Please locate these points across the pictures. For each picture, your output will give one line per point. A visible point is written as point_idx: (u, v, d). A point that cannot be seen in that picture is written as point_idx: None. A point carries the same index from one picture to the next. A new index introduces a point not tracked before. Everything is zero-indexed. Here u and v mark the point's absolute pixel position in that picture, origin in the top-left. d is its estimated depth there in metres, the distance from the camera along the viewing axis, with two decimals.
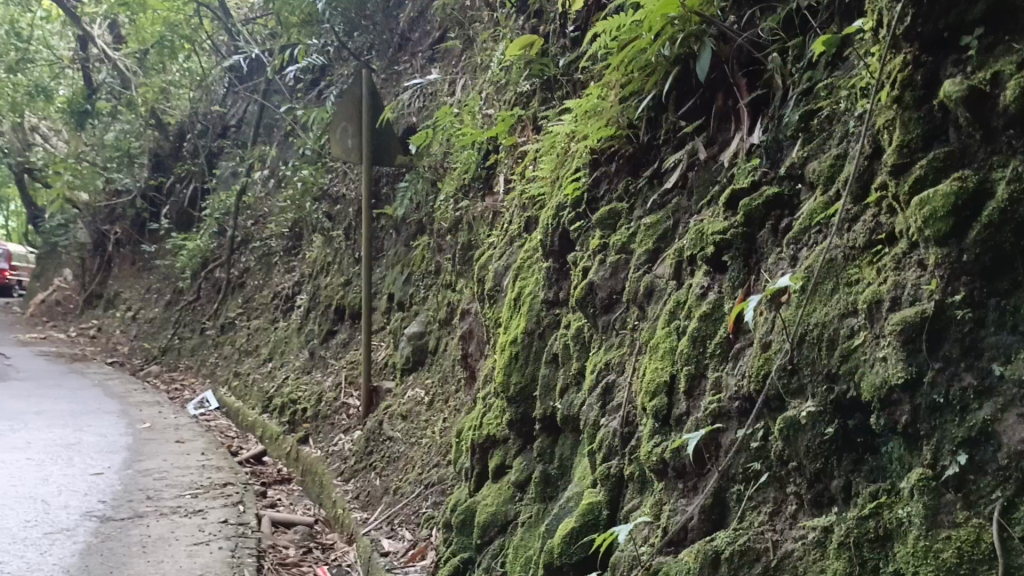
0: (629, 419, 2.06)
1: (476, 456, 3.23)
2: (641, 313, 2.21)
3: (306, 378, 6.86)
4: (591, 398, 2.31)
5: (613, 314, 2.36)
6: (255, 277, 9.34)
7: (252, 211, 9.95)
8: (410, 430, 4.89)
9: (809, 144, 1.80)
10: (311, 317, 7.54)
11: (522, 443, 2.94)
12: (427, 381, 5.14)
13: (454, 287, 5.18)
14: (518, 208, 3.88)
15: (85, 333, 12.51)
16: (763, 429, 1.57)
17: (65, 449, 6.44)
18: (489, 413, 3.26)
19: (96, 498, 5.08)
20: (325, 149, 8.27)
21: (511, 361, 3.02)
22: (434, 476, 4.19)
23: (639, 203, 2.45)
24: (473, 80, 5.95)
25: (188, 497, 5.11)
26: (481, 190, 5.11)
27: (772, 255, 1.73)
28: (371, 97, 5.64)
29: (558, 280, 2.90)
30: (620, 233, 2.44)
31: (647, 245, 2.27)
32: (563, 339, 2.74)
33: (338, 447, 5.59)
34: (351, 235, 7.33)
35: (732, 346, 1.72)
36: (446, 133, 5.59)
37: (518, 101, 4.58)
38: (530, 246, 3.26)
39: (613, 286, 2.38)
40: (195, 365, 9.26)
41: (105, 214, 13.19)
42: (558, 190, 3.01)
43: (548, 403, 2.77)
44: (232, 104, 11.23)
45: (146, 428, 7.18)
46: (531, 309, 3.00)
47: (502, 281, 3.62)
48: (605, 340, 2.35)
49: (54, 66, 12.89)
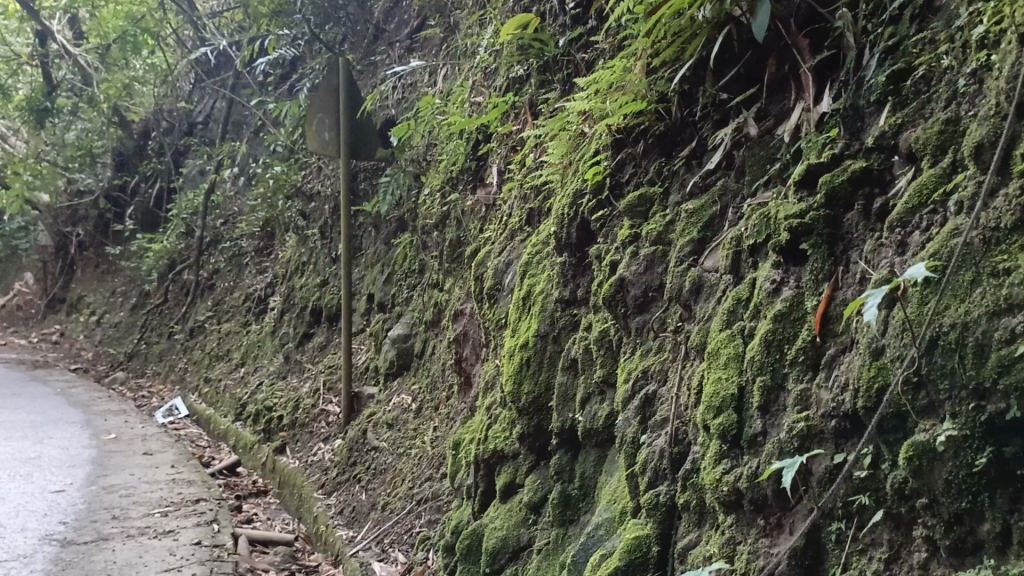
0: (679, 436, 1.77)
1: (480, 473, 2.91)
2: (686, 314, 1.92)
3: (281, 384, 6.49)
4: (625, 411, 2.00)
5: (647, 315, 2.06)
6: (225, 279, 8.93)
7: (221, 211, 9.53)
8: (397, 440, 4.55)
9: (905, 110, 1.52)
10: (285, 319, 7.16)
11: (535, 459, 2.63)
12: (415, 386, 4.81)
13: (441, 286, 4.87)
14: (517, 199, 3.58)
15: (47, 339, 11.96)
16: (871, 453, 1.27)
17: (24, 464, 6.01)
18: (493, 425, 2.95)
19: (57, 520, 4.67)
20: (299, 144, 7.89)
21: (520, 368, 2.70)
22: (426, 491, 3.87)
23: (675, 187, 2.15)
24: (457, 68, 5.63)
25: (157, 516, 4.71)
26: (470, 182, 4.80)
27: (869, 242, 1.45)
28: (349, 87, 5.28)
29: (574, 277, 2.59)
30: (654, 222, 2.14)
31: (691, 235, 1.97)
32: (583, 344, 2.45)
33: (319, 458, 5.24)
34: (328, 233, 6.97)
35: (822, 351, 1.43)
36: (429, 124, 5.28)
37: (510, 86, 4.28)
38: (539, 239, 2.94)
39: (649, 283, 2.08)
40: (163, 371, 8.82)
41: (67, 216, 12.68)
42: (574, 177, 2.71)
43: (566, 414, 2.47)
44: (199, 100, 10.90)
45: (111, 440, 6.75)
46: (542, 310, 2.69)
47: (504, 279, 3.32)
48: (640, 344, 2.05)
49: (10, 62, 11.82)
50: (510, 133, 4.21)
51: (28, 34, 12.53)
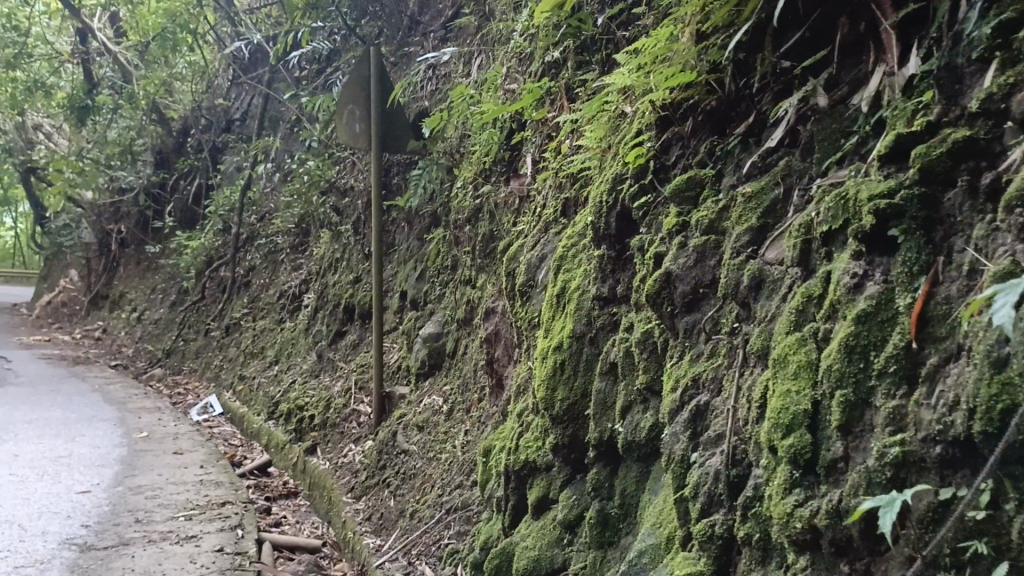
0: (737, 454, 1.52)
1: (512, 485, 2.68)
2: (743, 314, 1.66)
3: (313, 383, 6.33)
4: (674, 424, 1.76)
5: (697, 314, 1.81)
6: (260, 276, 8.82)
7: (257, 207, 9.44)
8: (427, 444, 4.33)
9: (1019, 66, 1.25)
10: (319, 317, 7.01)
11: (571, 472, 2.39)
12: (446, 387, 4.59)
13: (474, 283, 4.64)
14: (553, 189, 3.34)
15: (89, 335, 12.02)
16: (990, 489, 1.01)
17: (54, 463, 5.92)
18: (525, 433, 2.70)
19: (79, 523, 4.54)
20: (332, 139, 7.71)
21: (554, 373, 2.45)
22: (456, 500, 3.65)
23: (728, 169, 1.89)
24: (491, 56, 5.39)
25: (181, 520, 4.56)
26: (504, 173, 4.56)
27: (980, 227, 1.18)
28: (381, 77, 5.06)
29: (613, 272, 2.34)
30: (704, 209, 1.88)
31: (749, 223, 1.71)
32: (623, 346, 2.21)
33: (348, 459, 5.06)
34: (361, 229, 6.78)
35: (921, 360, 1.16)
36: (462, 114, 5.06)
37: (547, 70, 4.03)
38: (575, 230, 2.69)
39: (700, 277, 1.82)
40: (199, 368, 8.76)
41: (110, 214, 12.74)
42: (612, 160, 2.45)
43: (605, 424, 2.23)
44: (237, 96, 10.72)
45: (142, 438, 6.65)
46: (578, 307, 2.44)
47: (538, 274, 3.07)
48: (691, 348, 1.80)
49: (51, 60, 12.01)
50: (544, 120, 3.96)
51: (70, 34, 12.46)
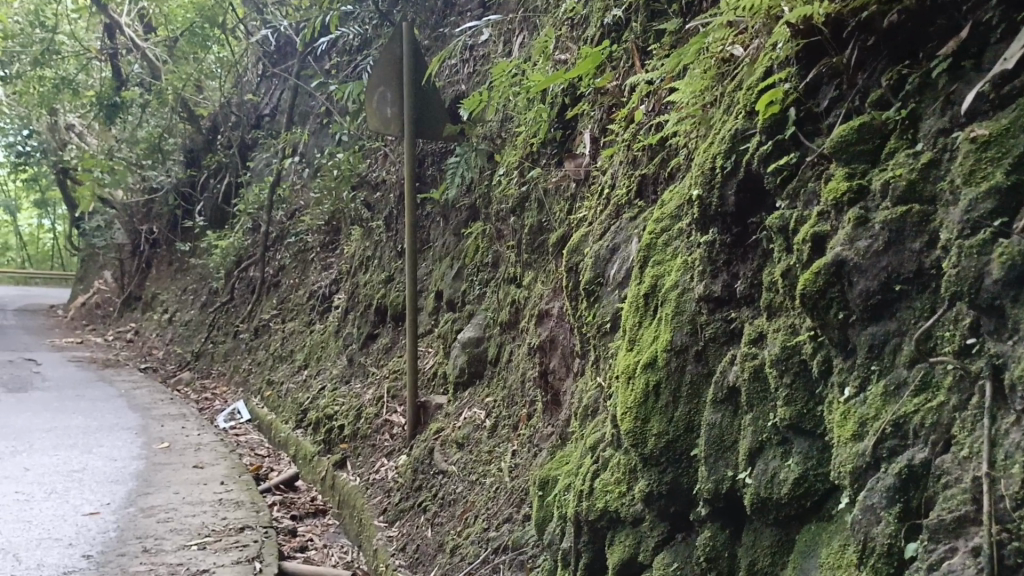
0: (1004, 559, 0.95)
1: (584, 538, 2.06)
2: (986, 324, 1.08)
3: (342, 390, 5.79)
4: (865, 490, 1.17)
5: (891, 326, 1.22)
6: (290, 276, 8.30)
7: (287, 204, 8.93)
8: (469, 464, 3.75)
9: None
10: (349, 319, 6.47)
11: (669, 530, 1.79)
12: (489, 399, 4.00)
13: (521, 281, 4.04)
14: (622, 164, 2.75)
15: (121, 337, 11.64)
16: None
17: (66, 478, 5.43)
18: (599, 472, 2.09)
19: (81, 553, 4.04)
20: (363, 131, 7.14)
21: (643, 399, 1.85)
22: (505, 537, 3.04)
23: (929, 110, 1.29)
24: (536, 29, 4.79)
25: (193, 550, 4.02)
26: (556, 155, 3.96)
27: None
28: (415, 54, 4.39)
29: (728, 263, 1.74)
30: (895, 167, 1.28)
31: (990, 183, 1.12)
32: (749, 367, 1.60)
33: (380, 476, 4.51)
34: (395, 224, 6.21)
35: None
36: (505, 95, 4.45)
37: (609, 32, 3.43)
38: (665, 211, 2.08)
39: (895, 269, 1.22)
40: (227, 372, 8.28)
41: (142, 213, 12.44)
42: (724, 116, 1.85)
43: (723, 470, 1.62)
44: (267, 91, 10.22)
45: (162, 450, 6.15)
46: (677, 310, 1.84)
47: (609, 269, 2.47)
48: (888, 374, 1.20)
49: (79, 57, 11.44)
50: (605, 89, 3.37)
51: (98, 30, 11.88)
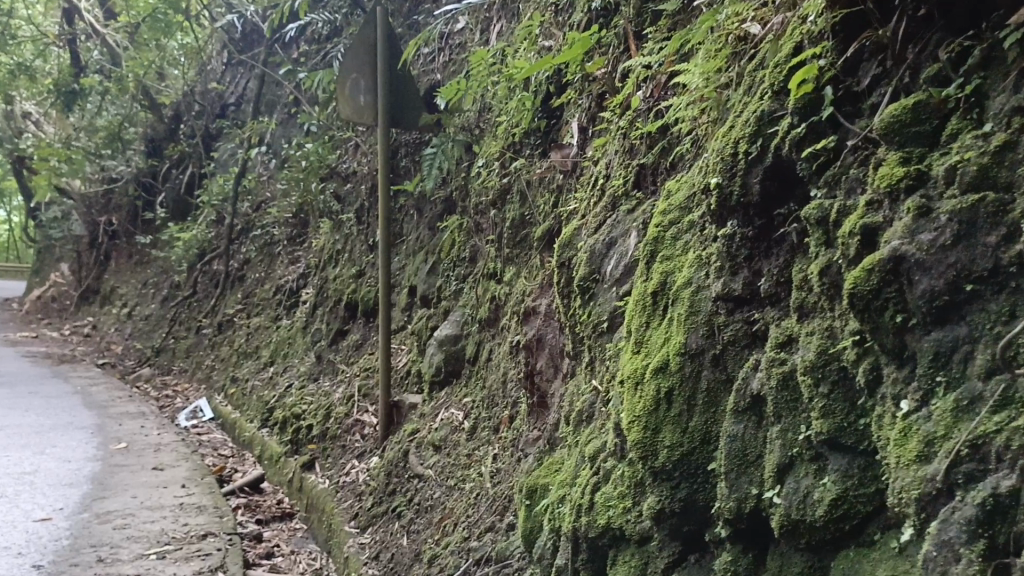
0: None
1: (583, 556, 1.89)
2: None
3: (311, 388, 5.57)
4: (936, 521, 1.02)
5: (960, 331, 1.08)
6: (255, 270, 8.03)
7: (253, 196, 8.64)
8: (447, 468, 3.56)
9: None
10: (317, 315, 6.24)
11: (681, 551, 1.63)
12: (467, 400, 3.82)
13: (501, 276, 3.86)
14: (617, 153, 2.59)
15: (78, 332, 11.23)
16: None
17: (16, 481, 5.13)
18: (598, 484, 1.92)
19: (30, 564, 3.77)
20: (333, 121, 6.90)
21: (653, 406, 1.69)
22: (488, 548, 2.86)
23: (999, 87, 1.14)
24: (516, 16, 4.61)
25: (151, 560, 3.79)
26: (539, 145, 3.79)
27: None
28: (390, 38, 4.17)
29: (750, 258, 1.58)
30: (962, 151, 1.14)
31: None
32: (777, 375, 1.44)
33: (351, 479, 4.30)
34: (367, 217, 5.99)
35: None
36: (484, 84, 4.26)
37: (599, 17, 3.26)
38: (673, 201, 1.92)
39: (966, 265, 1.07)
40: (190, 369, 7.98)
41: (100, 204, 12.01)
42: (743, 98, 1.69)
43: (747, 488, 1.46)
44: (232, 80, 9.89)
45: (120, 451, 5.87)
46: (691, 309, 1.67)
47: (606, 265, 2.31)
48: (960, 386, 1.05)
49: (36, 42, 10.99)
50: (594, 76, 3.21)
51: (56, 15, 11.44)
